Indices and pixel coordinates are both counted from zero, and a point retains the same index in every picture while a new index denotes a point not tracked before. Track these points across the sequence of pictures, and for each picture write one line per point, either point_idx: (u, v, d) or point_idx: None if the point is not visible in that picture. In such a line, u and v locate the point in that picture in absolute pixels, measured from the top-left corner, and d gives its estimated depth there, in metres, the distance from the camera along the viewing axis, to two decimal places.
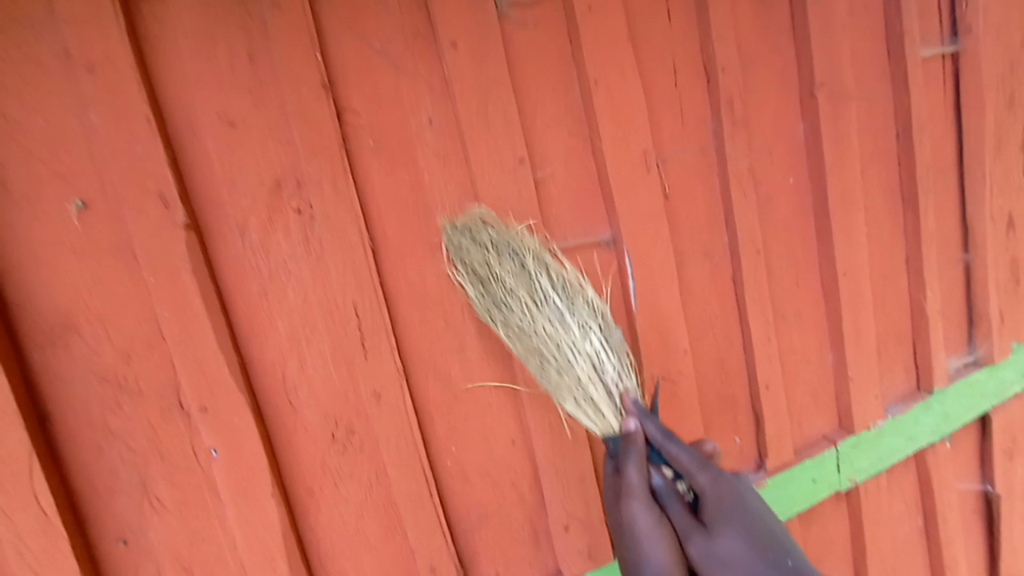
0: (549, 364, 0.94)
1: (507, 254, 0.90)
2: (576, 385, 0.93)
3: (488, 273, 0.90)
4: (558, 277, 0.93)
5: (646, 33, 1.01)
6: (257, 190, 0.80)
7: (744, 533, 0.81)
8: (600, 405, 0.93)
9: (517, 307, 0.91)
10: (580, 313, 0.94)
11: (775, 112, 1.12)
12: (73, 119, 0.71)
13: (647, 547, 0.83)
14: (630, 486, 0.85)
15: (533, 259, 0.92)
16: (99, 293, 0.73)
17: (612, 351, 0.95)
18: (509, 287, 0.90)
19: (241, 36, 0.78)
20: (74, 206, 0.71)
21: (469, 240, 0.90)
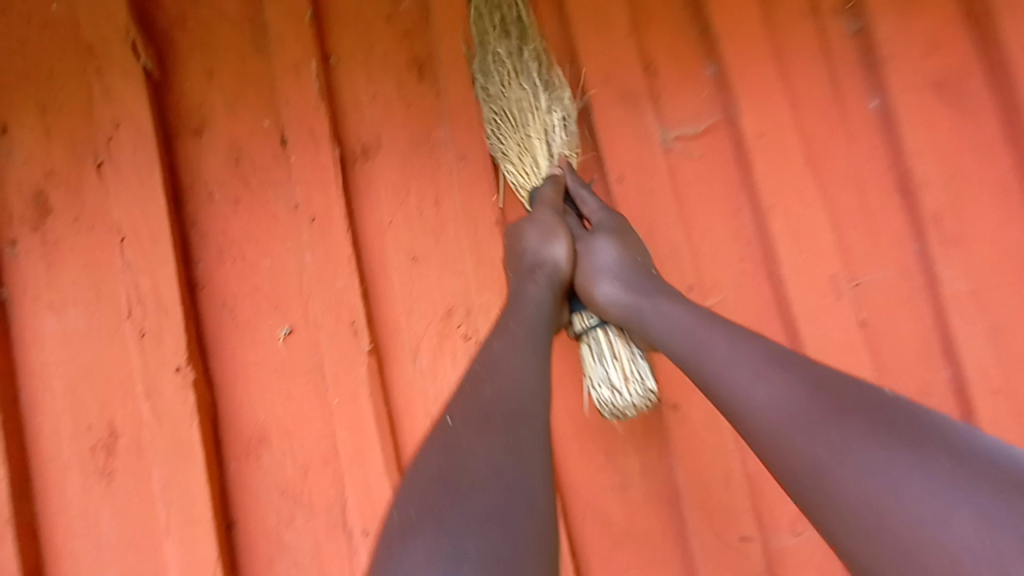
0: (506, 123, 0.89)
1: (506, 32, 0.90)
2: (521, 145, 0.89)
3: (481, 42, 0.90)
4: (541, 54, 0.91)
5: (824, 152, 0.95)
6: (431, 316, 0.84)
7: (620, 245, 0.79)
8: (537, 161, 0.88)
9: (500, 60, 0.90)
10: (555, 95, 0.90)
11: (996, 226, 0.91)
12: (292, 257, 0.83)
13: (551, 245, 0.80)
14: (544, 196, 0.85)
15: (530, 45, 0.91)
16: (290, 411, 0.79)
17: (564, 138, 0.90)
18: (500, 52, 0.89)
19: (430, 184, 0.87)
20: (282, 331, 0.81)
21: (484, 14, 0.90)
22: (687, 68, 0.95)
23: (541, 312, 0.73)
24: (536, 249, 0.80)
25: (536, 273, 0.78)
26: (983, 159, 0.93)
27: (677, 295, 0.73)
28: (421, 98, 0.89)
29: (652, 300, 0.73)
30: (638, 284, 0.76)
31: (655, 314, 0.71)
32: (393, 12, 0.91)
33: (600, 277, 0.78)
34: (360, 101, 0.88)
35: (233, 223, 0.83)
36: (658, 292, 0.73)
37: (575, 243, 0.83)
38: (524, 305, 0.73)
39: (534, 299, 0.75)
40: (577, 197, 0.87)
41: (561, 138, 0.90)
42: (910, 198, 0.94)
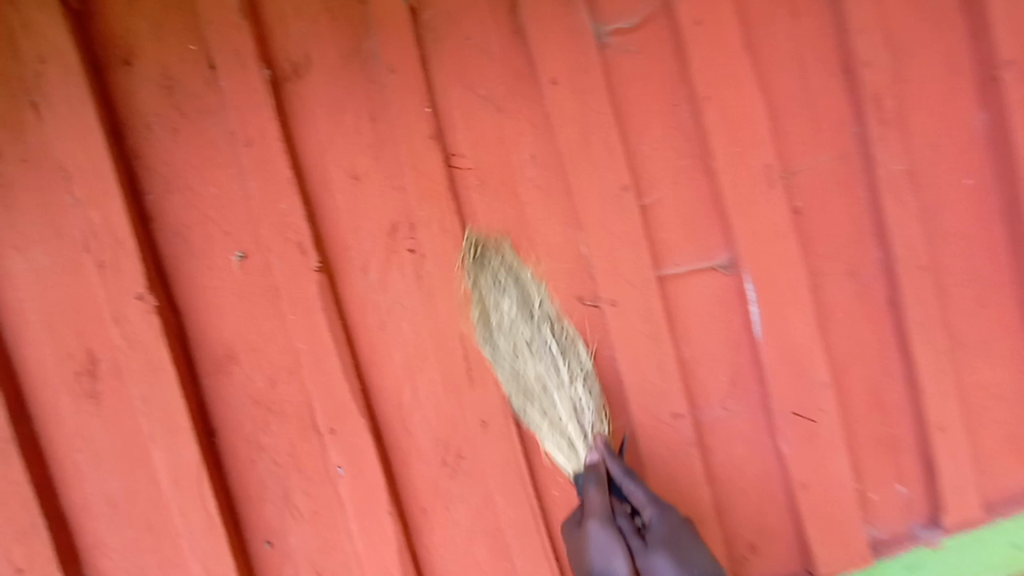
0: (534, 403, 0.93)
1: (512, 295, 0.92)
2: (553, 422, 0.93)
3: (491, 313, 0.92)
4: (548, 307, 0.92)
5: (766, 37, 0.92)
6: (376, 233, 0.88)
7: (678, 564, 0.83)
8: (571, 440, 0.93)
9: (512, 333, 0.92)
10: (573, 361, 0.93)
11: (941, 105, 0.95)
12: (236, 185, 0.86)
13: (613, 563, 0.83)
14: (591, 503, 0.87)
15: (538, 303, 0.92)
16: (252, 329, 0.86)
17: (592, 407, 0.93)
18: (510, 323, 0.92)
19: (365, 101, 0.88)
20: (236, 257, 0.85)
21: (482, 268, 0.90)
22: None
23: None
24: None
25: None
26: (929, 32, 0.94)
27: None
28: (345, 8, 0.87)
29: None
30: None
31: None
32: None
33: None
34: (285, 19, 0.86)
35: (174, 155, 0.85)
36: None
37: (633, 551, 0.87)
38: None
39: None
40: (623, 484, 0.89)
41: (589, 410, 0.93)
42: (853, 79, 0.93)
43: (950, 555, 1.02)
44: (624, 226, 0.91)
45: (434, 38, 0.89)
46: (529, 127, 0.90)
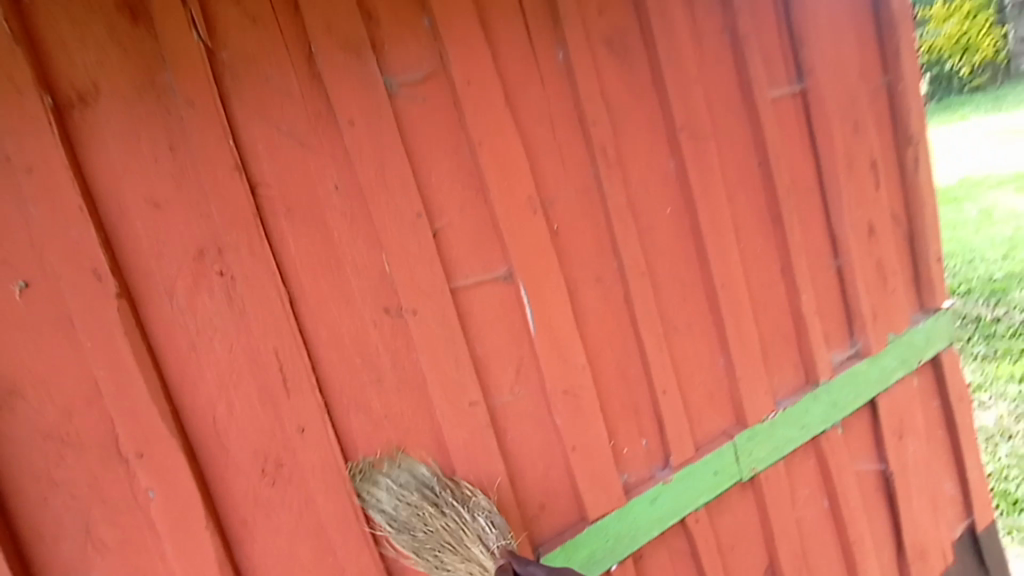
0: (446, 551, 1.06)
1: (412, 484, 1.07)
2: (466, 560, 1.06)
3: (396, 505, 1.05)
4: (443, 480, 1.10)
5: (523, 97, 1.19)
6: (182, 259, 0.92)
7: None
8: (484, 565, 1.06)
9: (417, 510, 1.06)
10: (473, 508, 1.09)
11: (647, 155, 1.33)
12: (13, 211, 0.83)
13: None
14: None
15: (434, 479, 1.09)
16: (41, 360, 0.84)
17: (496, 531, 1.08)
18: (412, 500, 1.06)
19: (161, 130, 0.91)
20: (17, 286, 0.83)
21: (378, 482, 1.05)
22: (405, 19, 1.09)
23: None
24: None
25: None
26: (633, 102, 1.31)
27: None
28: (139, 42, 0.90)
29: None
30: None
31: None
32: None
33: None
34: (67, 47, 0.86)
35: None
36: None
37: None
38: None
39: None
40: (525, 571, 1.04)
41: (493, 533, 1.08)
42: (586, 133, 1.25)
43: (675, 488, 1.36)
44: (419, 246, 1.09)
45: (231, 76, 0.96)
46: (330, 162, 1.03)
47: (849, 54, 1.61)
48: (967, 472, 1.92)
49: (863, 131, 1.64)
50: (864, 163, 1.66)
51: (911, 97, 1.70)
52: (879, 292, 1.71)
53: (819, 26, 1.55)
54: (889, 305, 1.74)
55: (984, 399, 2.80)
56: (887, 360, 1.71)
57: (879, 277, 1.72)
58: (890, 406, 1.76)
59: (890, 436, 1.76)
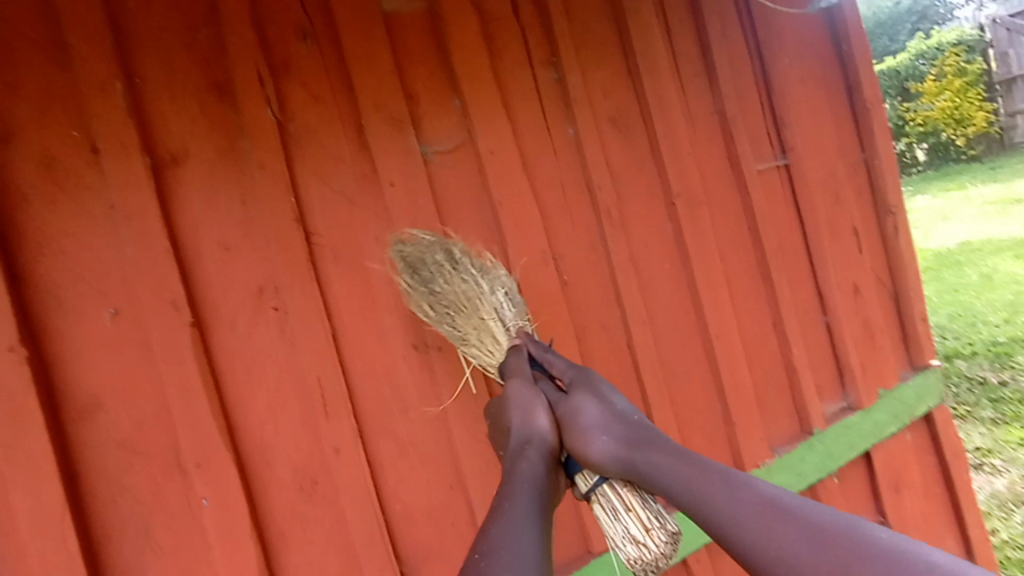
0: (462, 317, 1.21)
1: (440, 250, 1.20)
2: (479, 324, 1.21)
3: (423, 262, 1.18)
4: (465, 251, 1.23)
5: (538, 164, 1.38)
6: (246, 295, 1.08)
7: (598, 404, 1.10)
8: (496, 334, 1.21)
9: (439, 266, 1.19)
10: (491, 276, 1.22)
11: (647, 216, 1.50)
12: (112, 251, 0.98)
13: (532, 411, 1.10)
14: (512, 368, 1.17)
15: (458, 248, 1.22)
16: (122, 379, 0.97)
17: (512, 309, 1.22)
18: (436, 258, 1.19)
19: (237, 186, 1.09)
20: (109, 314, 0.97)
21: (409, 248, 1.18)
22: (439, 99, 1.29)
23: (536, 479, 1.01)
24: (522, 424, 1.09)
25: (528, 448, 1.06)
26: (634, 171, 1.50)
27: (662, 447, 1.02)
28: (222, 115, 1.09)
29: (640, 454, 1.02)
30: (624, 439, 1.05)
31: (646, 464, 1.01)
32: (191, 41, 1.07)
33: (589, 435, 1.07)
34: (167, 118, 1.05)
35: (50, 223, 0.95)
36: (642, 446, 1.03)
37: (556, 404, 1.14)
38: (523, 479, 1.00)
39: (528, 470, 1.02)
40: (543, 360, 1.20)
41: (509, 309, 1.22)
42: (593, 196, 1.43)
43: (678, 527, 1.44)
44: None
45: (296, 143, 1.15)
46: (373, 217, 1.20)
47: (827, 132, 1.82)
48: (967, 530, 1.96)
49: (843, 200, 1.82)
50: (845, 227, 1.82)
51: (887, 171, 1.89)
52: (867, 347, 1.83)
53: (798, 110, 1.76)
54: (877, 359, 1.86)
55: (995, 463, 2.83)
56: (879, 415, 1.81)
57: (866, 333, 1.84)
58: (885, 458, 1.84)
59: (886, 487, 1.82)
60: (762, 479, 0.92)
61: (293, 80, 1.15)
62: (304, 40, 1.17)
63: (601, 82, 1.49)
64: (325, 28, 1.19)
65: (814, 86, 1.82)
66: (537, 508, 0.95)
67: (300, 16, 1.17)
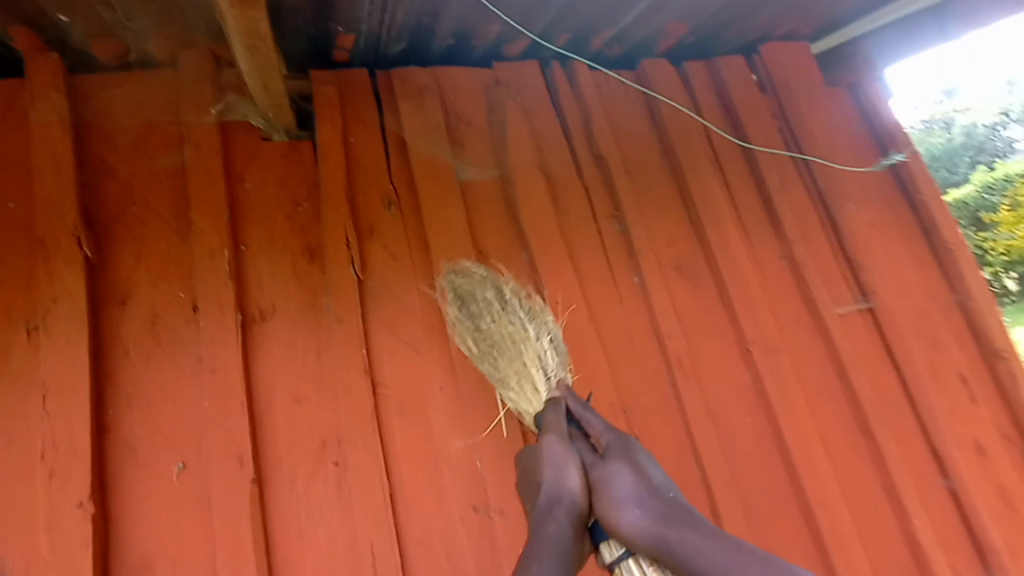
0: (505, 357, 1.17)
1: (490, 287, 1.23)
2: (520, 368, 1.15)
3: (472, 296, 1.22)
4: (514, 292, 1.24)
5: (603, 311, 1.37)
6: (309, 448, 1.06)
7: (633, 473, 0.98)
8: (536, 382, 1.14)
9: (486, 303, 1.21)
10: (539, 325, 1.19)
11: (721, 364, 1.41)
12: (192, 404, 1.02)
13: (563, 471, 0.99)
14: (549, 421, 1.06)
15: (508, 288, 1.24)
16: (175, 539, 0.94)
17: (556, 359, 1.16)
18: (486, 295, 1.22)
19: (314, 339, 1.13)
20: (177, 467, 0.98)
21: (457, 277, 1.24)
22: (507, 252, 1.36)
23: (561, 548, 0.90)
24: (552, 484, 0.98)
25: (556, 507, 0.95)
26: (704, 317, 1.45)
27: (701, 528, 0.89)
28: (311, 274, 1.18)
29: (676, 532, 0.88)
30: (660, 514, 0.91)
31: (683, 547, 0.87)
32: (293, 213, 1.21)
33: (621, 506, 0.93)
34: (262, 279, 1.15)
35: (143, 376, 1.02)
36: (680, 525, 0.89)
37: (588, 466, 1.02)
38: (546, 547, 0.89)
39: (554, 536, 0.91)
40: (582, 420, 1.09)
41: (554, 358, 1.15)
42: (662, 344, 1.38)
43: None
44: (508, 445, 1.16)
45: (371, 297, 1.21)
46: (438, 368, 1.19)
47: (911, 273, 1.71)
48: None
49: (942, 343, 1.65)
50: (953, 375, 1.61)
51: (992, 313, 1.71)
52: (1013, 525, 1.51)
53: (875, 252, 1.70)
54: None
55: None
56: None
57: (1008, 505, 1.51)
58: None
59: None
60: (815, 572, 0.81)
61: (375, 243, 1.25)
62: (389, 209, 1.30)
63: (663, 233, 1.52)
64: (408, 198, 1.33)
65: (890, 228, 1.76)
66: None
67: (387, 188, 1.31)
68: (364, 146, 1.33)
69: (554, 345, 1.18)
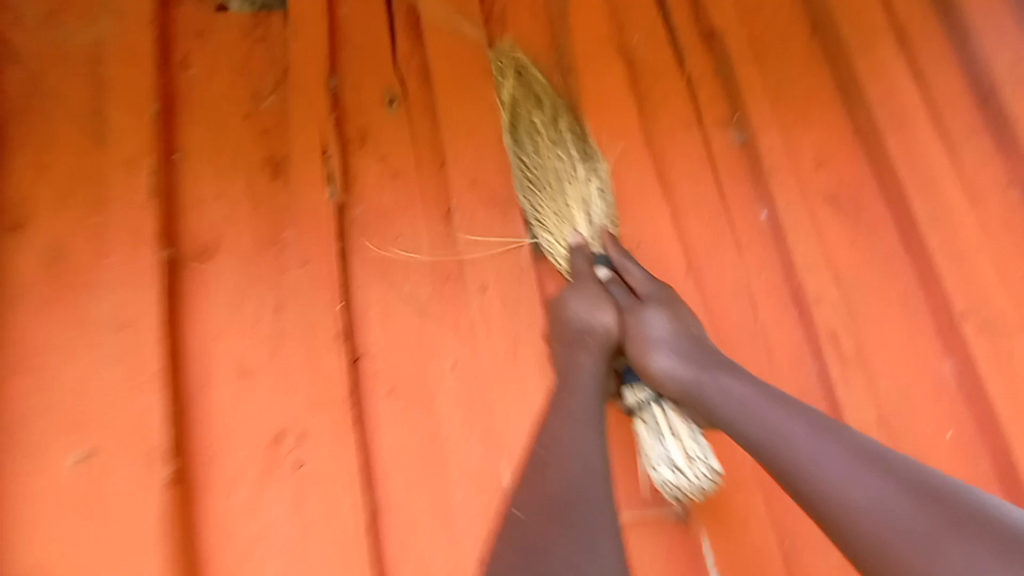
0: (542, 197, 0.86)
1: (538, 102, 0.90)
2: (560, 217, 0.85)
3: (515, 99, 0.90)
4: (567, 119, 0.91)
5: (709, 260, 0.89)
6: (257, 443, 0.73)
7: (671, 318, 0.76)
8: (576, 228, 0.85)
9: (533, 128, 0.89)
10: (591, 157, 0.89)
11: (903, 346, 0.89)
12: (96, 372, 0.72)
13: (597, 312, 0.77)
14: (578, 268, 0.82)
15: (551, 100, 0.91)
16: (67, 561, 0.64)
17: (602, 210, 0.86)
18: (535, 116, 0.89)
19: (271, 287, 0.79)
20: (74, 457, 0.69)
21: (507, 70, 0.92)
22: None
23: (595, 390, 0.72)
24: (581, 325, 0.76)
25: (584, 346, 0.75)
26: (874, 272, 0.92)
27: (738, 371, 0.70)
28: (272, 196, 0.83)
29: (711, 376, 0.70)
30: (695, 356, 0.73)
31: (715, 391, 0.69)
32: (253, 111, 0.87)
33: (654, 350, 0.74)
34: (204, 200, 0.82)
35: (35, 331, 0.73)
36: (716, 368, 0.71)
37: (622, 308, 0.79)
38: (571, 397, 0.70)
39: (585, 376, 0.73)
40: (620, 265, 0.82)
41: (600, 209, 0.86)
42: (804, 312, 0.88)
43: None
44: None
45: (359, 230, 0.84)
46: (452, 334, 0.81)
47: None
48: None
49: None
50: None
51: None
52: None
53: None
54: None
55: None
56: None
57: None
58: None
59: None
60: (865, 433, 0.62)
61: (369, 152, 0.87)
62: (390, 106, 0.91)
63: (811, 144, 0.99)
64: (419, 93, 0.93)
65: None
66: (585, 473, 0.63)
67: (388, 77, 0.92)
68: (359, 24, 0.95)
69: (602, 194, 0.87)
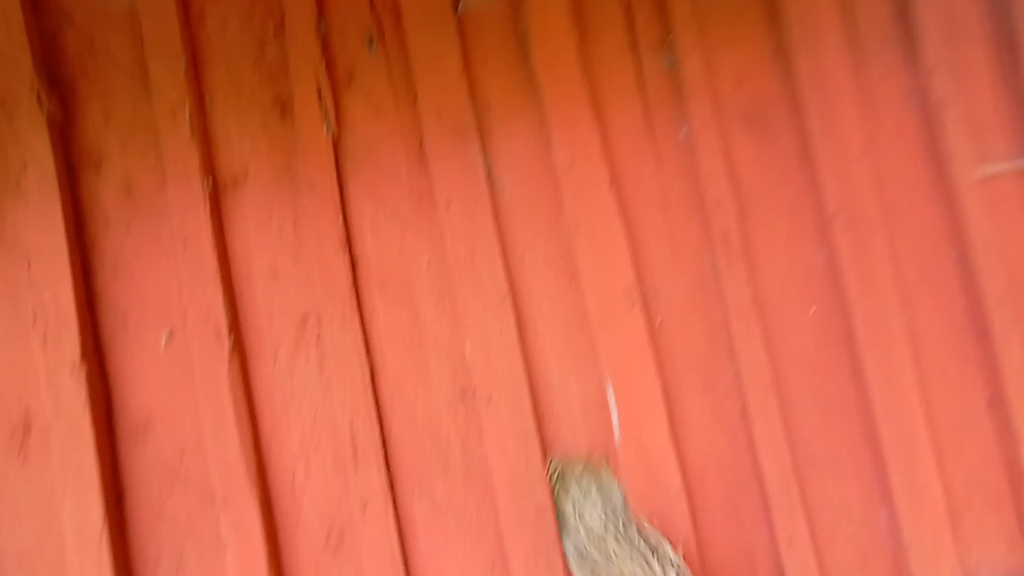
0: None
1: (597, 500, 1.04)
2: None
3: (580, 533, 1.03)
4: (629, 515, 1.04)
5: (634, 177, 1.11)
6: (289, 323, 1.03)
7: None
8: None
9: (608, 548, 1.03)
10: (663, 557, 1.03)
11: (786, 244, 1.12)
12: (171, 274, 1.01)
13: None
14: None
15: (608, 500, 1.05)
16: (172, 400, 0.99)
17: None
18: (599, 514, 1.04)
19: (289, 206, 1.05)
20: (163, 338, 1.00)
21: (564, 490, 1.04)
22: (515, 100, 1.10)
23: None
24: None
25: None
26: (772, 186, 1.13)
27: None
28: (282, 131, 1.06)
29: None
30: None
31: None
32: (259, 57, 1.06)
33: None
34: (231, 138, 1.05)
35: (123, 244, 1.02)
36: None
37: None
38: None
39: None
40: None
41: None
42: (705, 220, 1.11)
43: None
44: (501, 331, 1.05)
45: (352, 159, 1.07)
46: (427, 244, 1.06)
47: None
48: None
49: None
50: None
51: None
52: None
53: None
54: None
55: None
56: None
57: None
58: None
59: None
60: None
61: (355, 93, 1.08)
62: (370, 48, 1.09)
63: (733, 69, 1.15)
64: (394, 33, 1.09)
65: None
66: None
67: (367, 23, 1.09)
68: None
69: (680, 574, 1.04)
